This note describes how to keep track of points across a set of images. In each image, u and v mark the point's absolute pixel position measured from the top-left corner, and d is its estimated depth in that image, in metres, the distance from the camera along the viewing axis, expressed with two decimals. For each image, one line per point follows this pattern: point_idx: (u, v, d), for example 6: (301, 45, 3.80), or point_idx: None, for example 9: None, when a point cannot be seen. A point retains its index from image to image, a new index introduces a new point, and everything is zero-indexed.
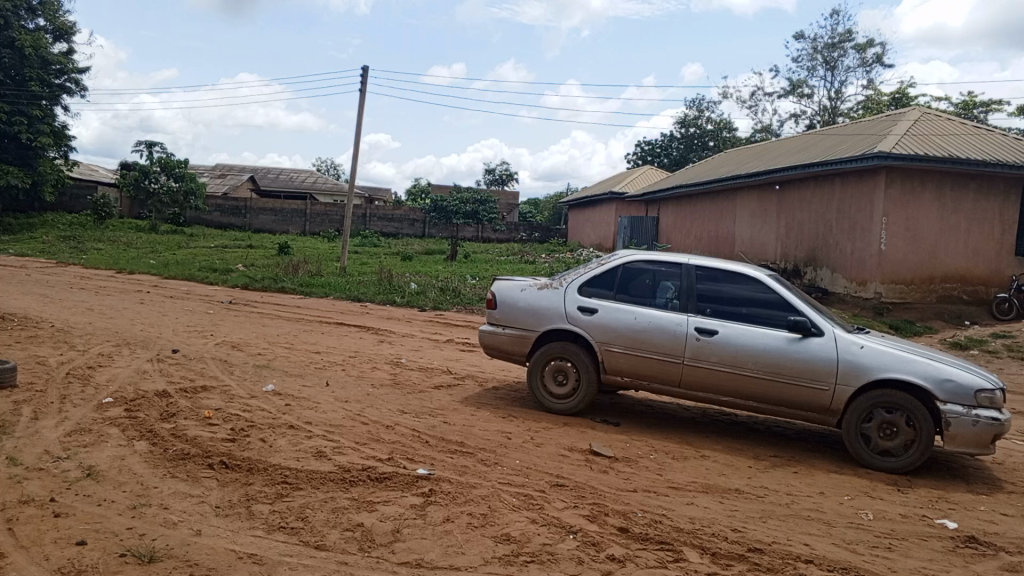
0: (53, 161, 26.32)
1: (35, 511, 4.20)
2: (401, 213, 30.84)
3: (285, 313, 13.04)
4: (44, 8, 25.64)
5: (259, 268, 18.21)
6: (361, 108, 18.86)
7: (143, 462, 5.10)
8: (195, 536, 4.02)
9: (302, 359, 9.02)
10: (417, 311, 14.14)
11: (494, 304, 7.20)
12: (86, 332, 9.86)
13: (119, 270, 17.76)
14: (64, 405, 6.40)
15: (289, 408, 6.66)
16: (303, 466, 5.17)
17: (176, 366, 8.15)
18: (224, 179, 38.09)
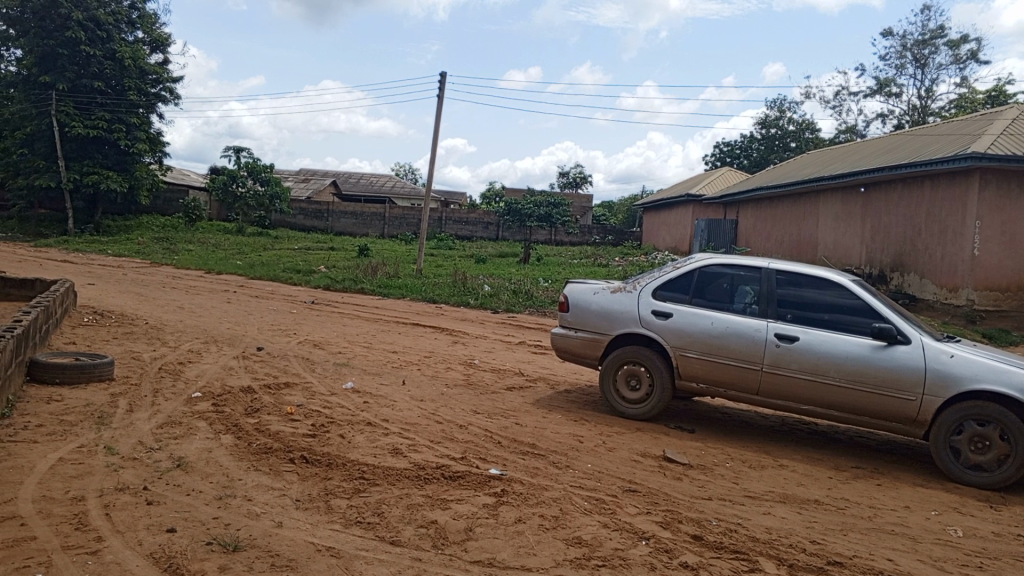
0: (149, 166, 27.69)
1: (129, 498, 4.43)
2: (475, 216, 31.13)
3: (364, 314, 13.35)
4: (143, 21, 26.99)
5: (339, 270, 18.71)
6: (439, 112, 19.15)
7: (229, 455, 5.32)
8: (276, 528, 4.16)
9: (379, 359, 9.22)
10: (490, 313, 14.26)
11: (567, 307, 7.20)
12: (178, 329, 10.34)
13: (208, 270, 18.55)
14: (156, 398, 6.73)
15: (367, 406, 6.83)
16: (379, 462, 5.30)
17: (260, 363, 8.46)
18: (308, 184, 39.27)
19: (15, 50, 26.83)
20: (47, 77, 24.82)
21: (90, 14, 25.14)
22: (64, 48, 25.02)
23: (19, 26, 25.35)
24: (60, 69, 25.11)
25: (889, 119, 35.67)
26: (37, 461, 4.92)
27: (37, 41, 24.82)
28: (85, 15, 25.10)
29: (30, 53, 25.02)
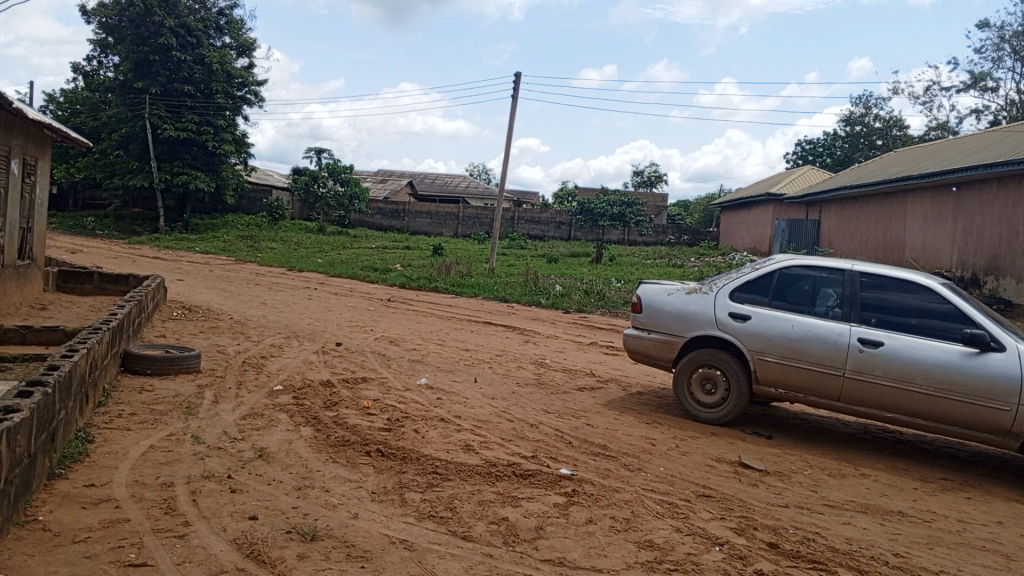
0: (235, 167, 28.73)
1: (214, 485, 4.62)
2: (548, 216, 31.12)
3: (437, 312, 13.54)
4: (230, 27, 28.01)
5: (415, 268, 19.03)
6: (513, 111, 19.21)
7: (308, 447, 5.49)
8: (352, 519, 4.27)
9: (452, 356, 9.34)
10: (562, 313, 14.24)
11: (640, 308, 7.11)
12: (261, 324, 10.71)
13: (289, 268, 19.13)
14: (240, 390, 6.99)
15: (440, 402, 6.92)
16: (452, 458, 5.37)
17: (338, 358, 8.69)
18: (385, 184, 40.04)
19: (113, 57, 28.25)
20: (141, 82, 26.05)
21: (181, 21, 26.25)
22: (157, 54, 26.20)
23: (117, 34, 26.68)
24: (153, 74, 26.30)
25: (984, 115, 33.97)
26: (130, 448, 5.19)
27: (132, 48, 26.07)
28: (177, 22, 26.21)
29: (126, 59, 26.30)
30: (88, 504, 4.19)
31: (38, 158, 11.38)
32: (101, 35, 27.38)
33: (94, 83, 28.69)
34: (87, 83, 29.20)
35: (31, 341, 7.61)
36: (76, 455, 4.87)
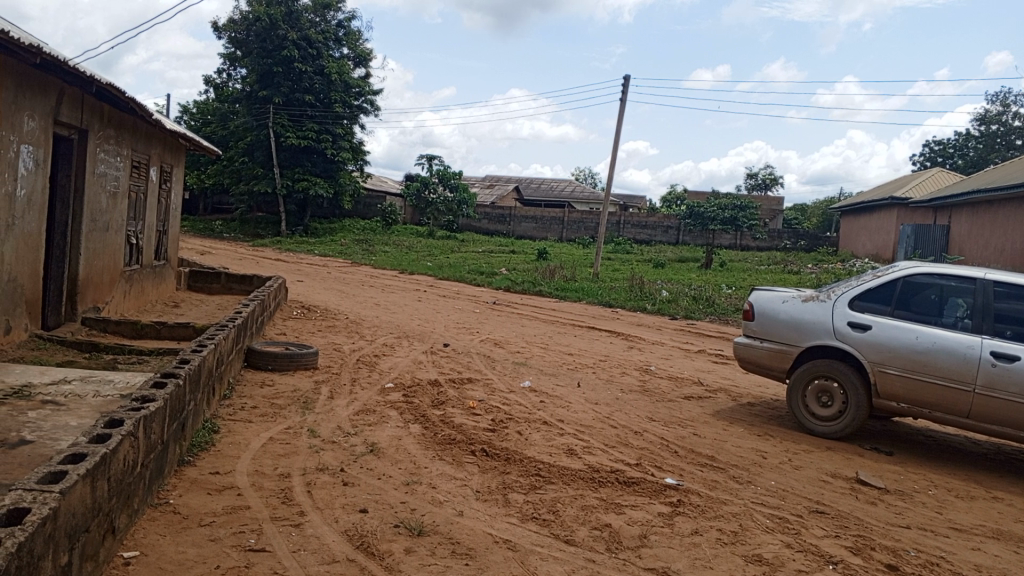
0: (351, 174, 29.87)
1: (328, 478, 4.81)
2: (655, 220, 30.66)
3: (542, 315, 13.60)
4: (348, 38, 29.14)
5: (520, 272, 19.20)
6: (622, 114, 19.05)
7: (416, 443, 5.64)
8: (457, 516, 4.35)
9: (557, 360, 9.36)
10: (668, 319, 14.01)
11: (752, 315, 6.89)
12: (373, 325, 11.08)
13: (400, 271, 19.69)
14: (353, 387, 7.26)
15: (543, 405, 6.96)
16: (555, 461, 5.38)
17: (445, 359, 8.88)
18: (493, 189, 40.61)
19: (241, 70, 29.95)
20: (266, 93, 27.48)
21: (303, 34, 27.53)
22: (281, 66, 27.57)
23: (245, 48, 28.28)
24: (277, 85, 27.67)
25: None
26: (251, 439, 5.48)
27: (259, 61, 27.53)
28: (300, 35, 27.52)
29: (253, 72, 27.80)
30: (214, 491, 4.46)
31: (174, 165, 12.21)
32: (231, 49, 29.08)
33: (224, 95, 30.51)
34: (218, 95, 31.10)
35: (165, 336, 8.15)
36: (203, 444, 5.19)
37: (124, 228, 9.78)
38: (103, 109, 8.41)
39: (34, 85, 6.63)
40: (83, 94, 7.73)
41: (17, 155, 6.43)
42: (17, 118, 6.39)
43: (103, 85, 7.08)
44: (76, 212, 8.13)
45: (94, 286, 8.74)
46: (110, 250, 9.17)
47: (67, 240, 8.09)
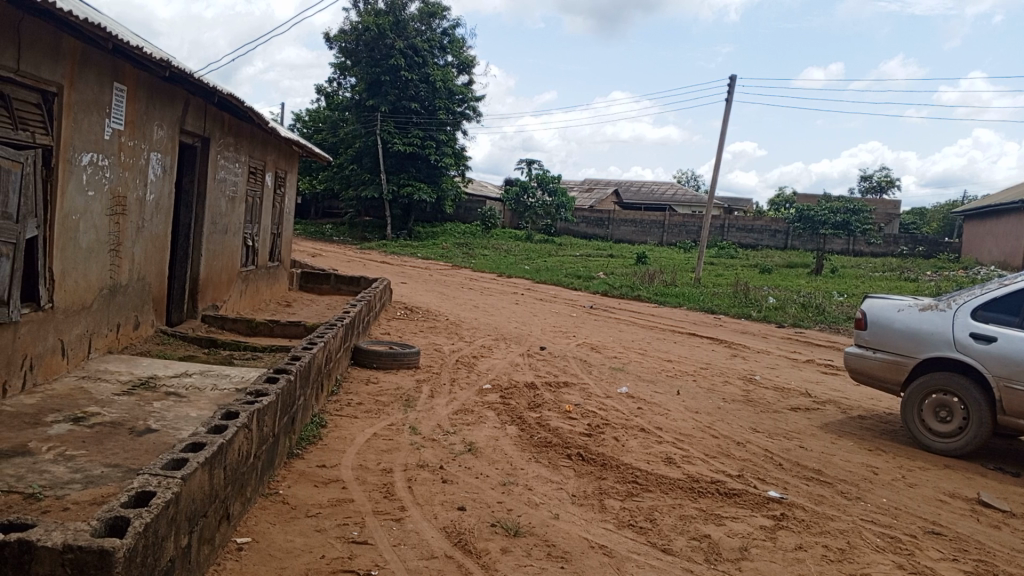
0: (453, 179, 30.39)
1: (428, 475, 4.93)
2: (762, 223, 29.68)
3: (641, 321, 13.44)
4: (453, 46, 29.71)
5: (619, 276, 19.05)
6: (728, 116, 18.59)
7: (513, 445, 5.69)
8: (553, 519, 4.37)
9: (655, 366, 9.24)
10: (774, 327, 13.56)
11: (864, 324, 6.59)
12: (472, 327, 11.24)
13: (499, 274, 19.91)
14: (453, 386, 7.40)
15: (641, 412, 6.88)
16: (653, 469, 5.31)
17: (543, 362, 8.91)
18: (592, 193, 40.46)
19: (351, 79, 31.03)
20: (373, 101, 28.36)
21: (410, 43, 28.25)
22: (388, 75, 28.37)
23: (354, 58, 29.25)
24: (384, 93, 28.47)
25: None
26: (356, 434, 5.68)
27: (367, 70, 28.44)
28: (406, 44, 28.25)
29: (362, 81, 28.76)
30: (320, 483, 4.64)
31: (287, 171, 12.79)
32: (341, 59, 30.18)
33: (335, 103, 31.69)
34: (329, 103, 32.36)
35: (277, 334, 8.56)
36: (311, 437, 5.41)
37: (241, 231, 10.33)
38: (224, 118, 8.90)
39: (163, 97, 7.09)
40: (206, 104, 8.20)
41: (147, 162, 6.89)
42: (147, 127, 6.84)
43: (223, 95, 7.48)
44: (198, 216, 8.64)
45: (213, 286, 9.26)
46: (228, 251, 9.70)
47: (190, 242, 8.60)
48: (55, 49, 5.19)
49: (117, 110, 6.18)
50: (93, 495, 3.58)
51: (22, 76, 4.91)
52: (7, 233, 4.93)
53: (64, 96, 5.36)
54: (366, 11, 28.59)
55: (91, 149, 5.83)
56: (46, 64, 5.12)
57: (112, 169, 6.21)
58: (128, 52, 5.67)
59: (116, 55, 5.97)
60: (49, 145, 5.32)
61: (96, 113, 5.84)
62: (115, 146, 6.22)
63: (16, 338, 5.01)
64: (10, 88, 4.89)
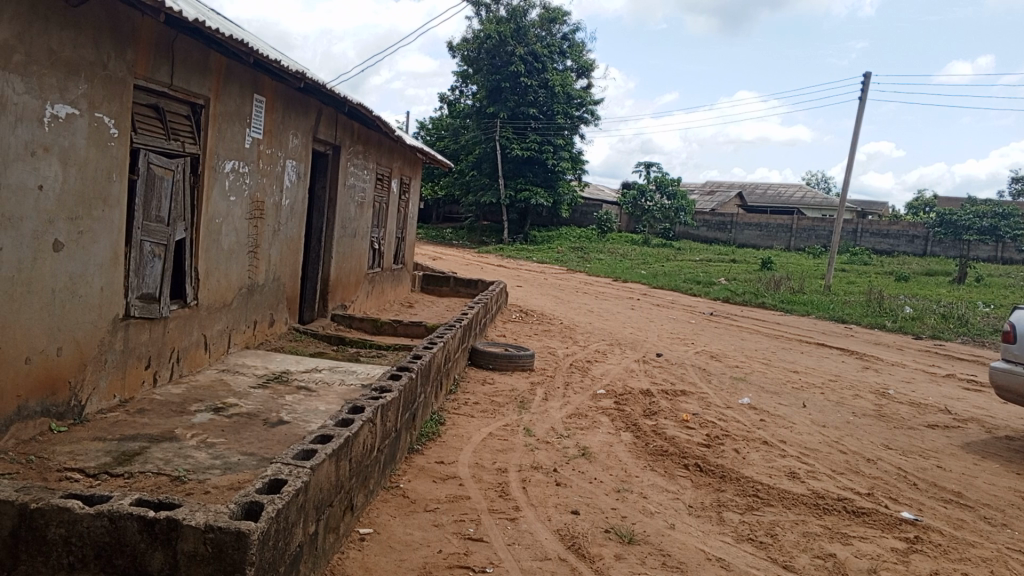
0: (570, 183, 30.43)
1: (542, 477, 4.96)
2: (899, 228, 27.92)
3: (764, 329, 12.98)
4: (573, 51, 29.74)
5: (741, 282, 18.48)
6: (862, 115, 17.66)
7: (628, 452, 5.64)
8: (669, 529, 4.29)
9: (779, 377, 8.90)
10: (911, 339, 12.75)
11: (1013, 338, 6.10)
12: (587, 331, 11.20)
13: (616, 278, 19.76)
14: (567, 390, 7.41)
15: (764, 424, 6.64)
16: (775, 483, 5.13)
17: (659, 369, 8.78)
18: (714, 196, 39.45)
19: (472, 86, 31.66)
20: (493, 108, 28.82)
21: (530, 49, 28.51)
22: (508, 81, 28.74)
23: (476, 65, 29.82)
24: (504, 100, 28.88)
25: None
26: (473, 433, 5.80)
27: (488, 77, 29.02)
28: (527, 50, 28.54)
29: (483, 88, 29.28)
30: (438, 479, 4.77)
31: (412, 177, 13.21)
32: (463, 67, 30.85)
33: (456, 110, 32.44)
34: (450, 111, 33.13)
35: (400, 333, 8.86)
36: (431, 434, 5.57)
37: (368, 234, 10.77)
38: (354, 127, 9.30)
39: (298, 107, 7.48)
40: (338, 114, 8.60)
41: (283, 169, 7.30)
42: (284, 136, 7.25)
43: (353, 105, 7.83)
44: (329, 220, 9.06)
45: (342, 287, 9.69)
46: (357, 253, 10.14)
47: (321, 245, 9.04)
48: (203, 65, 5.58)
49: (257, 121, 6.59)
50: (231, 481, 3.82)
51: (175, 91, 5.30)
52: (160, 235, 5.34)
53: (210, 107, 5.76)
54: (488, 19, 29.07)
55: (233, 157, 6.24)
56: (196, 78, 5.51)
57: (252, 176, 6.63)
58: (268, 66, 6.02)
59: (257, 69, 6.35)
60: (196, 154, 5.73)
61: (238, 123, 6.25)
62: (254, 154, 6.62)
63: (166, 331, 5.43)
64: (164, 101, 5.30)
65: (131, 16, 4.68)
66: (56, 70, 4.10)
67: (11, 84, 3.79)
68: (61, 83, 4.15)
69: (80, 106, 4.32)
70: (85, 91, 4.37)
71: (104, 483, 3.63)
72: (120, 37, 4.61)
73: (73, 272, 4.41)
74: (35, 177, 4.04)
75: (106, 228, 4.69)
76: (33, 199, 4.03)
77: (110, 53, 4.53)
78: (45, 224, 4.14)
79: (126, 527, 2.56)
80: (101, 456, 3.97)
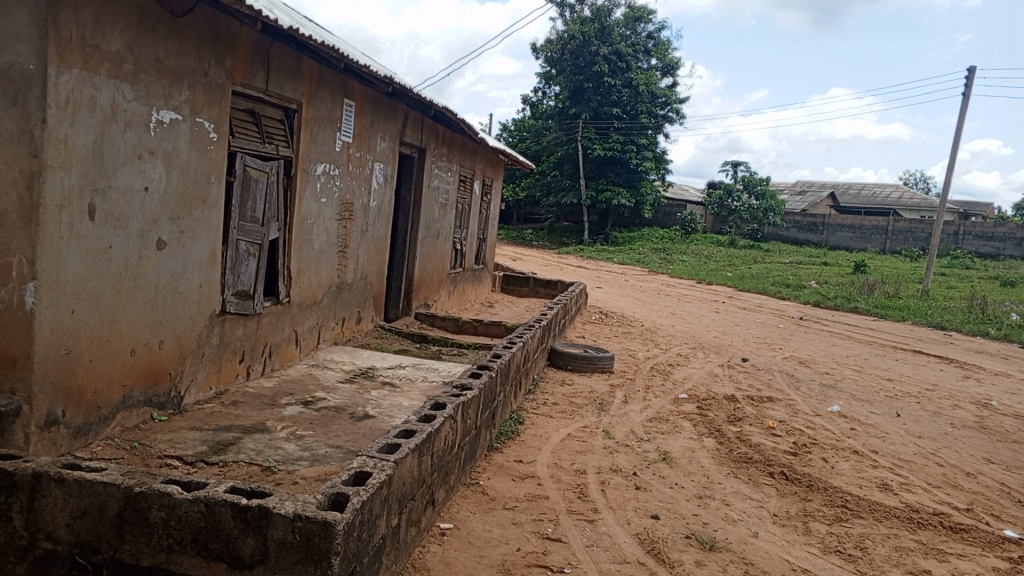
0: (653, 184, 30.05)
1: (621, 480, 4.93)
2: (1005, 230, 26.37)
3: (856, 335, 12.49)
4: (658, 49, 29.36)
5: (832, 286, 17.84)
6: (965, 111, 16.78)
7: (710, 458, 5.54)
8: (752, 537, 4.20)
9: (872, 385, 8.55)
10: (1018, 348, 12.03)
11: None
12: (670, 334, 11.04)
13: (700, 281, 19.40)
14: (648, 394, 7.33)
15: (854, 433, 6.40)
16: (865, 495, 4.94)
17: (744, 374, 8.58)
18: (805, 197, 38.20)
19: (555, 87, 31.67)
20: (576, 108, 28.75)
21: (614, 49, 28.29)
22: (591, 81, 28.60)
23: (559, 66, 29.80)
24: (587, 100, 28.77)
25: None
26: (552, 433, 5.81)
27: (571, 77, 28.98)
28: (611, 49, 28.33)
29: (566, 88, 29.26)
30: (517, 478, 4.80)
31: (494, 178, 13.34)
32: (547, 69, 30.90)
33: (539, 112, 32.51)
34: (533, 112, 33.23)
35: (481, 333, 8.95)
36: (510, 433, 5.61)
37: (451, 235, 10.93)
38: (439, 130, 9.47)
39: (386, 111, 7.67)
40: (424, 117, 8.76)
41: (371, 172, 7.49)
42: (372, 140, 7.45)
43: (439, 108, 7.97)
44: (414, 221, 9.25)
45: (425, 287, 9.87)
46: (440, 254, 10.31)
47: (407, 245, 9.23)
48: (297, 71, 5.79)
49: (347, 124, 6.78)
50: (318, 472, 3.96)
51: (270, 96, 5.52)
52: (255, 235, 5.58)
53: (303, 111, 5.97)
54: (572, 20, 29.01)
55: (324, 160, 6.45)
56: (290, 84, 5.72)
57: (341, 178, 6.83)
58: (357, 71, 6.20)
59: (347, 74, 6.54)
60: (290, 157, 5.94)
61: (329, 127, 6.45)
62: (344, 157, 6.83)
63: (260, 326, 5.66)
64: (260, 106, 5.53)
65: (231, 25, 4.90)
66: (161, 78, 4.33)
67: (121, 92, 4.02)
68: (165, 90, 4.38)
69: (183, 112, 4.56)
70: (187, 97, 4.60)
71: (201, 471, 3.82)
72: (220, 45, 4.83)
73: (174, 269, 4.65)
74: (142, 180, 4.27)
75: (205, 228, 4.93)
76: (139, 200, 4.27)
77: (210, 61, 4.75)
78: (149, 224, 4.38)
79: (221, 512, 2.69)
80: (198, 445, 4.17)
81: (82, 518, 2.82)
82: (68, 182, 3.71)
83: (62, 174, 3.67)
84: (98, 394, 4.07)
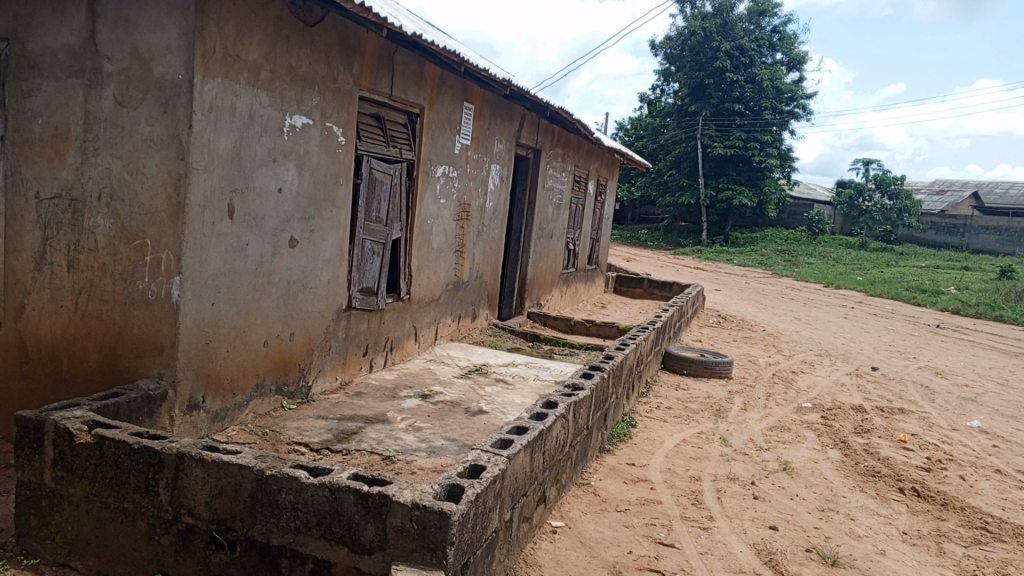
0: (778, 183, 28.92)
1: (739, 489, 4.79)
2: None
3: (1002, 345, 11.58)
4: (784, 43, 28.29)
5: (975, 292, 16.62)
6: None
7: (835, 470, 5.29)
8: (879, 554, 3.99)
9: (1019, 400, 7.91)
10: None
11: None
12: (793, 340, 10.62)
13: (825, 284, 18.54)
14: (768, 401, 7.08)
15: (997, 451, 5.95)
16: (1008, 517, 4.59)
17: (874, 384, 8.14)
18: (944, 196, 35.74)
19: (674, 84, 31.10)
20: (696, 106, 28.15)
21: (737, 44, 27.44)
22: (712, 77, 27.91)
23: (679, 63, 29.28)
24: (707, 97, 28.06)
25: None
26: (666, 438, 5.72)
27: (691, 74, 28.42)
28: (733, 45, 27.52)
29: (686, 85, 28.72)
30: (629, 480, 4.77)
31: (609, 178, 13.26)
32: (666, 66, 30.38)
33: (657, 110, 32.02)
34: (651, 111, 32.76)
35: (593, 334, 8.93)
36: (622, 434, 5.59)
37: (565, 235, 10.95)
38: (555, 130, 9.51)
39: (504, 113, 7.79)
40: (540, 118, 8.83)
41: (488, 173, 7.62)
42: (490, 141, 7.57)
43: (555, 109, 8.00)
44: (528, 222, 9.33)
45: (538, 286, 9.93)
46: (553, 254, 10.35)
47: (521, 245, 9.32)
48: (419, 75, 5.97)
49: (466, 127, 6.93)
50: (434, 464, 4.07)
51: (394, 101, 5.72)
52: (379, 234, 5.79)
53: (425, 115, 6.15)
54: (693, 16, 28.38)
55: (445, 162, 6.62)
56: (413, 89, 5.91)
57: (460, 180, 6.99)
58: (477, 74, 6.32)
59: (467, 77, 6.69)
60: (412, 159, 6.13)
61: (449, 129, 6.61)
62: (463, 158, 6.98)
63: (382, 322, 5.87)
64: (385, 110, 5.75)
65: (359, 32, 5.11)
66: (295, 84, 4.58)
67: (258, 99, 4.28)
68: (298, 96, 4.62)
69: (314, 117, 4.80)
70: (318, 103, 4.83)
71: (326, 457, 4.02)
72: (348, 52, 5.04)
73: (305, 267, 4.90)
74: (276, 181, 4.53)
75: (334, 228, 5.17)
76: (274, 201, 4.53)
77: (339, 66, 4.97)
78: (282, 223, 4.63)
79: (344, 498, 2.81)
80: (324, 433, 4.38)
81: (219, 497, 3.02)
82: (210, 183, 3.98)
83: (206, 175, 3.94)
84: (234, 381, 4.35)
